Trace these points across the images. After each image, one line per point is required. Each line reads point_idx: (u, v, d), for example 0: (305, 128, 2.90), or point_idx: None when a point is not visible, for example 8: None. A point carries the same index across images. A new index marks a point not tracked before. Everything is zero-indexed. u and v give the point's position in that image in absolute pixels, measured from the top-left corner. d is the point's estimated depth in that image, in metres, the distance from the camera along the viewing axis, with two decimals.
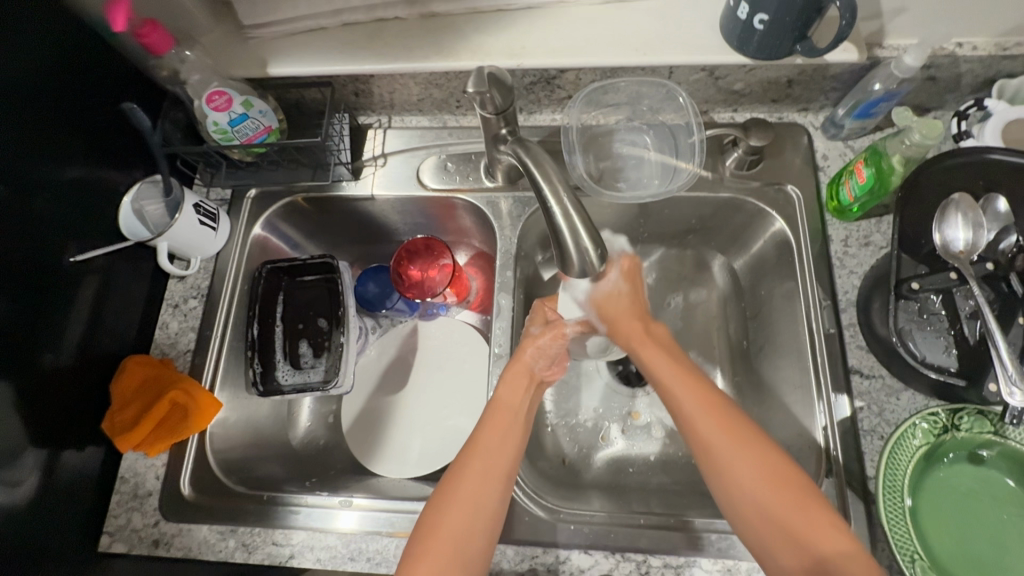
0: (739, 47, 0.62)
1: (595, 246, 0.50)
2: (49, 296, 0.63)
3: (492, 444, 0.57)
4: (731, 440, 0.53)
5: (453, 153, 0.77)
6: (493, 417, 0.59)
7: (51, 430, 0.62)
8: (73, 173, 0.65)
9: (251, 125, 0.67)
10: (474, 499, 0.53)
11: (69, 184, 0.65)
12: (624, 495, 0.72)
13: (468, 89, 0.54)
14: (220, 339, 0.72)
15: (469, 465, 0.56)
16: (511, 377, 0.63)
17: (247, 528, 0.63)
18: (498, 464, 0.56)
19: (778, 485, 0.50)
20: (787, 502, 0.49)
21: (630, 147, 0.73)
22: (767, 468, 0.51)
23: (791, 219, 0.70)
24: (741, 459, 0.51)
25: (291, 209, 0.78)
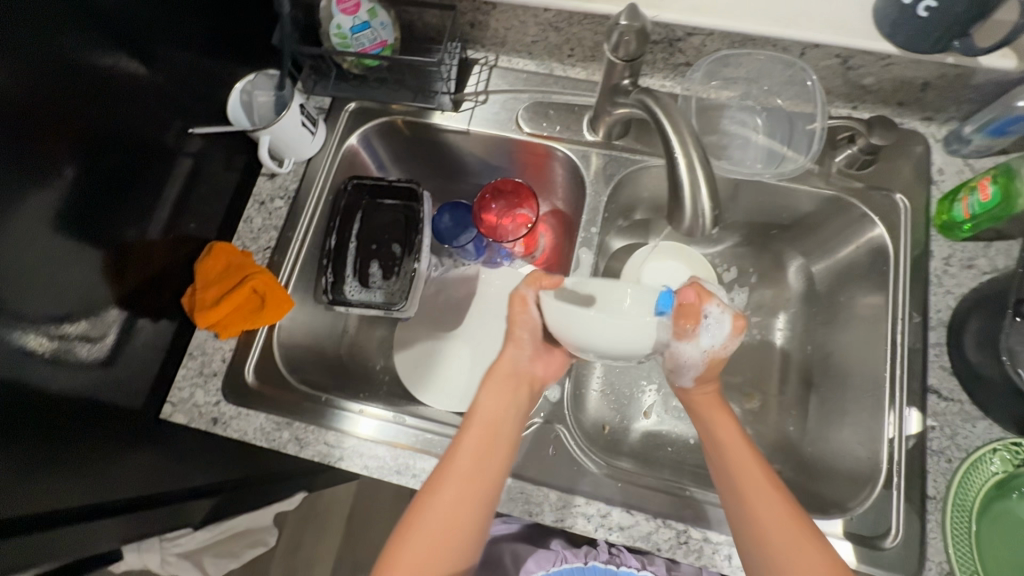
0: (888, 36, 0.59)
1: (712, 205, 0.48)
2: (153, 166, 0.65)
3: (471, 455, 0.56)
4: (767, 501, 0.52)
5: (555, 102, 0.76)
6: (473, 430, 0.58)
7: (134, 296, 0.64)
8: (191, 51, 0.66)
9: (370, 36, 0.67)
10: (463, 506, 0.53)
11: (187, 60, 0.66)
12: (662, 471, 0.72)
13: (621, 23, 0.52)
14: (300, 243, 0.73)
15: (455, 474, 0.55)
16: (495, 390, 0.61)
17: (303, 424, 0.65)
18: (484, 475, 0.55)
19: (812, 561, 0.49)
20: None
21: (739, 127, 0.71)
22: (795, 539, 0.50)
23: (893, 227, 0.67)
24: (775, 533, 0.51)
25: (385, 129, 0.78)
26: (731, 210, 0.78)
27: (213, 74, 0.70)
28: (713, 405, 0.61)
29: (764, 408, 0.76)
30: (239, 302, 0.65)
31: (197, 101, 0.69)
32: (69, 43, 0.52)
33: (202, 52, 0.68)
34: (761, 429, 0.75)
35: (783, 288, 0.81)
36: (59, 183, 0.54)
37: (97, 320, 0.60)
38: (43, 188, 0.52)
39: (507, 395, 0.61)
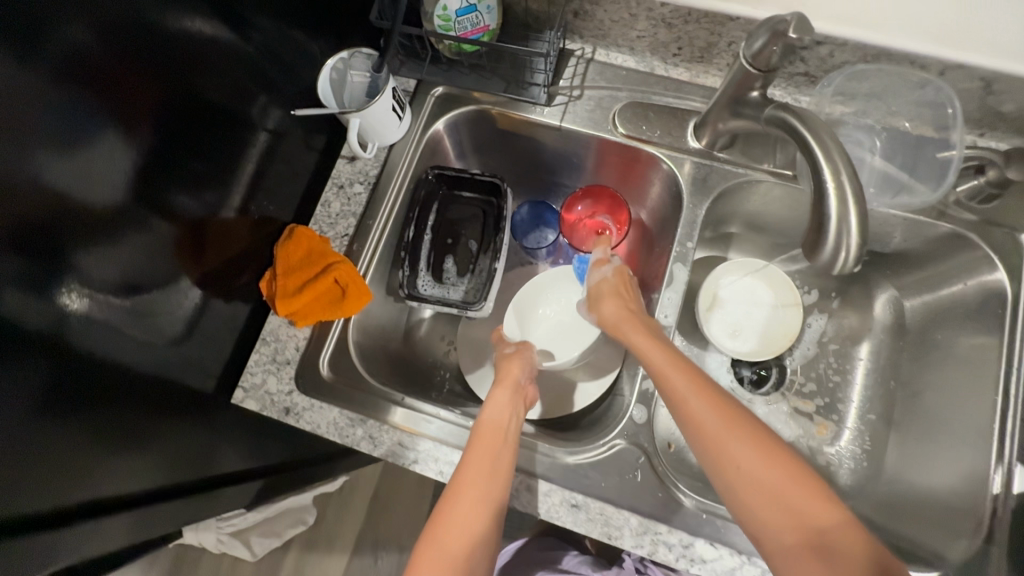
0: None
1: (860, 240, 0.44)
2: (234, 141, 0.62)
3: (480, 454, 0.56)
4: (711, 407, 0.50)
5: (655, 103, 0.72)
6: (481, 436, 0.57)
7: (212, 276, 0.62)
8: (277, 21, 0.62)
9: (473, 20, 0.63)
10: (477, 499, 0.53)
11: (274, 32, 0.63)
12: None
13: (791, 35, 0.45)
14: (379, 232, 0.70)
15: (468, 475, 0.54)
16: (495, 399, 0.62)
17: (377, 422, 0.63)
18: (494, 470, 0.55)
19: (771, 458, 0.47)
20: (780, 471, 0.46)
21: (854, 147, 0.65)
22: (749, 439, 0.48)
23: (1014, 271, 0.63)
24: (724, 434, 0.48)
25: (474, 117, 0.74)
26: None
27: (301, 48, 0.67)
28: (628, 322, 0.60)
29: (843, 441, 0.73)
30: (320, 292, 0.63)
31: (282, 75, 0.66)
32: (148, 6, 0.47)
33: (289, 23, 0.64)
34: (838, 463, 0.72)
35: (871, 317, 0.77)
36: (131, 156, 0.49)
37: (175, 299, 0.58)
38: (130, 161, 0.49)
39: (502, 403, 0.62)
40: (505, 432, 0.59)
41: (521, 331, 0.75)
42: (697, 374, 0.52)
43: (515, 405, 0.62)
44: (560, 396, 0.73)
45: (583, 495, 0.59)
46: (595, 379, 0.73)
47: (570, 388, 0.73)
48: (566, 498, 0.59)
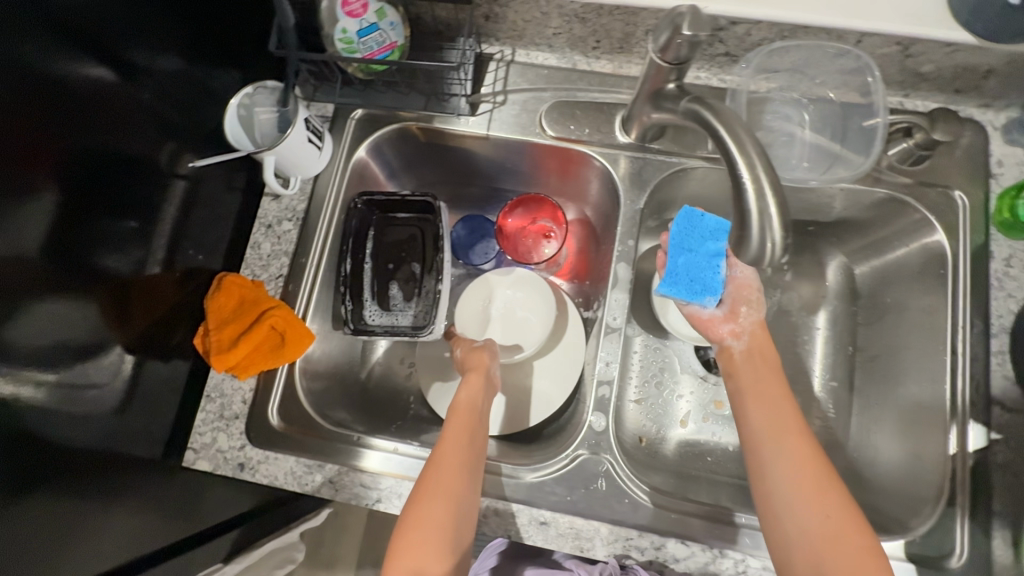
0: (967, 21, 0.55)
1: (783, 230, 0.43)
2: (144, 196, 0.58)
3: (459, 434, 0.58)
4: (798, 463, 0.55)
5: (580, 100, 0.70)
6: (457, 415, 0.60)
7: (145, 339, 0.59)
8: (169, 65, 0.59)
9: (377, 38, 0.60)
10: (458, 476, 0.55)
11: (168, 76, 0.59)
12: (693, 486, 0.71)
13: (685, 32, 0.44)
14: (314, 269, 0.68)
15: (447, 448, 0.57)
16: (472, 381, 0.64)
17: (335, 465, 0.62)
18: (467, 446, 0.57)
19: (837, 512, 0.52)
20: (847, 523, 0.51)
21: (782, 122, 0.65)
22: (828, 497, 0.53)
23: (952, 229, 0.63)
24: (804, 486, 0.53)
25: (398, 136, 0.72)
26: None
27: (202, 85, 0.64)
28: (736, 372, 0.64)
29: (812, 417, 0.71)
30: (258, 340, 0.61)
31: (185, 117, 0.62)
32: (23, 49, 0.44)
33: (182, 63, 0.60)
34: None
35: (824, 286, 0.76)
36: (30, 227, 0.46)
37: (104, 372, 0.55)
38: (26, 237, 0.45)
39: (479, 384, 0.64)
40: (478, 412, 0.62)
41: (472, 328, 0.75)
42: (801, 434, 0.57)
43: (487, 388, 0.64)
44: (523, 406, 0.72)
45: (551, 512, 0.59)
46: (555, 383, 0.72)
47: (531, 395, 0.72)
48: (535, 517, 0.59)
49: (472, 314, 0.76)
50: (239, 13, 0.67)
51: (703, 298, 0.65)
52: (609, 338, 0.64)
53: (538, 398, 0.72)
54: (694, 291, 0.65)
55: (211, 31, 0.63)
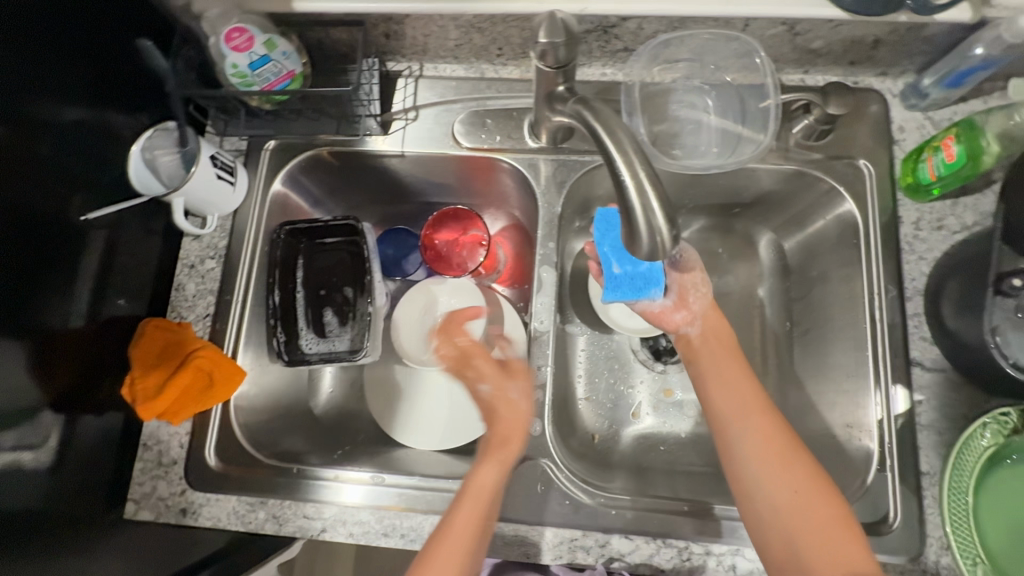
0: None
1: (670, 225, 0.44)
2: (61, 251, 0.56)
3: (489, 469, 0.56)
4: (762, 439, 0.56)
5: (491, 108, 0.70)
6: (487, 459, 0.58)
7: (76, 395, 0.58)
8: (73, 115, 0.56)
9: (273, 69, 0.59)
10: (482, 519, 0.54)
11: (72, 127, 0.56)
12: (651, 480, 0.70)
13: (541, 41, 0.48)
14: (241, 305, 0.68)
15: (479, 486, 0.55)
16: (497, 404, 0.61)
17: (277, 500, 0.62)
18: (488, 481, 0.56)
19: (804, 488, 0.54)
20: (811, 493, 0.53)
21: (688, 110, 0.66)
22: (794, 471, 0.55)
23: (861, 198, 0.64)
24: (771, 466, 0.55)
25: (314, 163, 0.72)
26: (693, 194, 0.74)
27: (114, 131, 0.61)
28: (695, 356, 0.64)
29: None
30: (185, 384, 0.60)
31: (96, 165, 0.60)
32: None
33: (85, 112, 0.57)
34: None
35: (756, 264, 0.77)
36: None
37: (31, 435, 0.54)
38: None
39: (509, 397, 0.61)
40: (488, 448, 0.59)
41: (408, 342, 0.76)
42: (763, 406, 0.58)
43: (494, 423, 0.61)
44: (470, 415, 0.73)
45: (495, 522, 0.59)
46: None
47: (477, 404, 0.74)
48: None
49: (410, 328, 0.76)
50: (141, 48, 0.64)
51: (649, 292, 0.63)
52: (537, 341, 0.64)
53: (485, 406, 0.74)
54: (638, 288, 0.63)
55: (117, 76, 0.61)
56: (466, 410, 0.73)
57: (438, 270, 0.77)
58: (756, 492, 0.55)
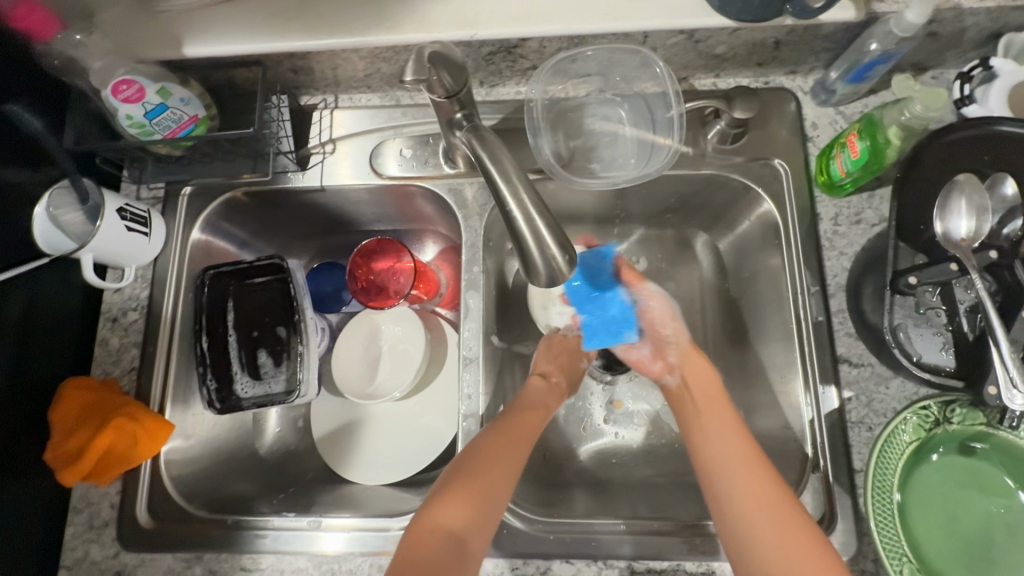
0: (720, 7, 0.55)
1: (563, 251, 0.43)
2: None
3: (510, 460, 0.56)
4: (751, 495, 0.52)
5: (409, 136, 0.70)
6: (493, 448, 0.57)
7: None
8: None
9: (172, 116, 0.58)
10: (476, 510, 0.52)
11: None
12: (614, 501, 0.65)
13: (407, 80, 0.45)
14: (168, 355, 0.67)
15: (471, 477, 0.54)
16: (534, 404, 0.64)
17: (214, 554, 0.60)
18: (512, 469, 0.56)
19: (773, 503, 0.51)
20: (814, 556, 0.47)
21: (602, 123, 0.66)
22: (791, 532, 0.49)
23: (779, 198, 0.64)
24: (764, 526, 0.50)
25: (233, 206, 0.71)
26: (622, 204, 0.74)
27: (16, 191, 0.58)
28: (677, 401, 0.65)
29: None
30: (107, 444, 0.59)
31: (0, 228, 0.57)
32: None
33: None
34: None
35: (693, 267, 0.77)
36: None
37: None
38: None
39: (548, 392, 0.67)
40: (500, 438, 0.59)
41: (348, 378, 0.73)
42: (750, 460, 0.54)
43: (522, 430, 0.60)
44: (416, 445, 0.71)
45: None
46: (443, 413, 0.72)
47: (422, 432, 0.72)
48: None
49: (354, 360, 0.74)
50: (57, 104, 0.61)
51: (624, 335, 0.73)
52: (467, 368, 0.64)
53: (431, 435, 0.71)
54: (612, 332, 0.73)
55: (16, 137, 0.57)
56: (414, 440, 0.71)
57: (371, 304, 0.75)
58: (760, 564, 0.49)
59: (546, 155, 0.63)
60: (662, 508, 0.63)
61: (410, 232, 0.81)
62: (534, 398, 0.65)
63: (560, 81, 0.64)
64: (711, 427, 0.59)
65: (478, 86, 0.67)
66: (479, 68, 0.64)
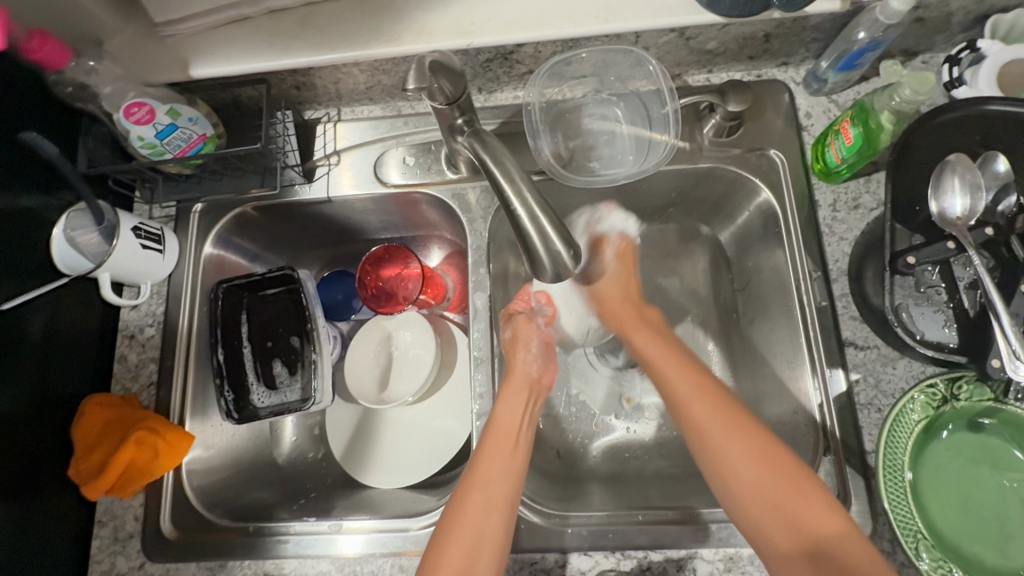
0: (709, 4, 0.57)
1: (567, 246, 0.45)
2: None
3: (486, 525, 0.52)
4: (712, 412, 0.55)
5: (411, 144, 0.71)
6: (478, 468, 0.55)
7: (18, 484, 0.57)
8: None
9: (182, 136, 0.60)
10: (485, 529, 0.51)
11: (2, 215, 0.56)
12: (628, 490, 0.66)
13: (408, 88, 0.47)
14: (185, 368, 0.69)
15: (447, 560, 0.50)
16: (500, 438, 0.57)
17: (237, 561, 0.62)
18: (492, 538, 0.51)
19: (769, 462, 0.51)
20: (768, 454, 0.51)
21: (600, 122, 0.68)
22: (749, 438, 0.53)
23: (776, 187, 0.65)
24: (724, 431, 0.53)
25: (243, 220, 0.73)
26: (622, 201, 0.75)
27: (35, 215, 0.60)
28: (635, 322, 0.67)
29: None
30: (129, 458, 0.60)
31: (20, 251, 0.58)
32: None
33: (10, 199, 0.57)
34: None
35: (696, 260, 0.77)
36: None
37: None
38: None
39: (521, 412, 0.60)
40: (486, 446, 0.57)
41: (359, 387, 0.73)
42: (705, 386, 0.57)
43: (521, 432, 0.59)
44: (431, 448, 0.72)
45: None
46: (455, 415, 0.73)
47: (437, 435, 0.73)
48: None
49: (366, 368, 0.74)
50: (67, 126, 0.63)
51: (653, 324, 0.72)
52: (478, 368, 0.66)
53: (445, 437, 0.72)
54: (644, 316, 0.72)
55: (31, 163, 0.59)
56: (429, 443, 0.72)
57: (382, 310, 0.77)
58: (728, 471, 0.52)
59: (546, 155, 0.65)
60: (676, 497, 0.64)
61: (416, 238, 0.83)
62: (504, 428, 0.58)
63: (556, 84, 0.66)
64: (694, 401, 0.56)
65: (476, 92, 0.69)
66: (476, 75, 0.66)
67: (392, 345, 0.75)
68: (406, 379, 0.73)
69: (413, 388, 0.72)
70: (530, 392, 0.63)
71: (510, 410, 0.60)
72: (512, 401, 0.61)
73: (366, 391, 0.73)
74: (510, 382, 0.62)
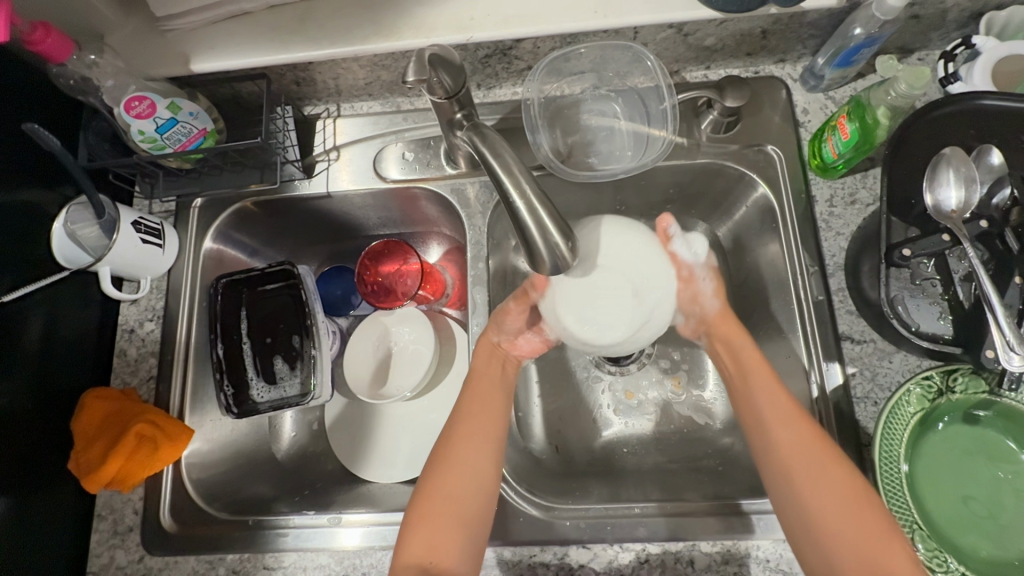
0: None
1: (565, 238, 0.45)
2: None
3: (473, 468, 0.55)
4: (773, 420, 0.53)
5: (410, 140, 0.71)
6: (473, 406, 0.59)
7: (18, 478, 0.57)
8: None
9: (182, 130, 0.60)
10: (474, 465, 0.55)
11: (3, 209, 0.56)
12: (624, 484, 0.67)
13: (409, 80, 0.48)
14: (184, 363, 0.69)
15: (435, 500, 0.53)
16: (482, 392, 0.60)
17: (236, 555, 0.62)
18: (483, 482, 0.54)
19: (847, 497, 0.48)
20: (838, 492, 0.49)
21: (599, 118, 0.68)
22: (822, 463, 0.50)
23: (773, 182, 0.66)
24: (798, 450, 0.51)
25: (242, 215, 0.73)
26: (621, 196, 0.75)
27: (35, 210, 0.60)
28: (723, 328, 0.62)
29: None
30: (128, 452, 0.60)
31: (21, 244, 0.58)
32: None
33: (11, 193, 0.57)
34: None
35: None
36: None
37: None
38: None
39: (498, 374, 0.62)
40: (498, 386, 0.61)
41: (360, 385, 0.73)
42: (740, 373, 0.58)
43: (507, 366, 0.63)
44: (429, 443, 0.72)
45: None
46: (454, 410, 0.73)
47: (435, 431, 0.72)
48: None
49: (363, 364, 0.74)
50: (65, 122, 0.63)
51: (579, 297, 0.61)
52: None
53: None
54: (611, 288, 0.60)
55: (33, 155, 0.59)
56: (428, 440, 0.72)
57: (381, 306, 0.77)
58: (801, 495, 0.50)
59: (545, 150, 0.65)
60: (672, 491, 0.64)
61: (415, 235, 0.83)
62: (483, 383, 0.61)
63: (554, 80, 0.66)
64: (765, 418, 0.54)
65: (476, 88, 0.70)
66: (475, 71, 0.66)
67: (391, 341, 0.75)
68: (402, 374, 0.73)
69: (412, 383, 0.71)
70: (497, 355, 0.63)
71: (492, 371, 0.62)
72: (489, 366, 0.62)
73: (362, 387, 0.73)
74: (480, 349, 0.63)
